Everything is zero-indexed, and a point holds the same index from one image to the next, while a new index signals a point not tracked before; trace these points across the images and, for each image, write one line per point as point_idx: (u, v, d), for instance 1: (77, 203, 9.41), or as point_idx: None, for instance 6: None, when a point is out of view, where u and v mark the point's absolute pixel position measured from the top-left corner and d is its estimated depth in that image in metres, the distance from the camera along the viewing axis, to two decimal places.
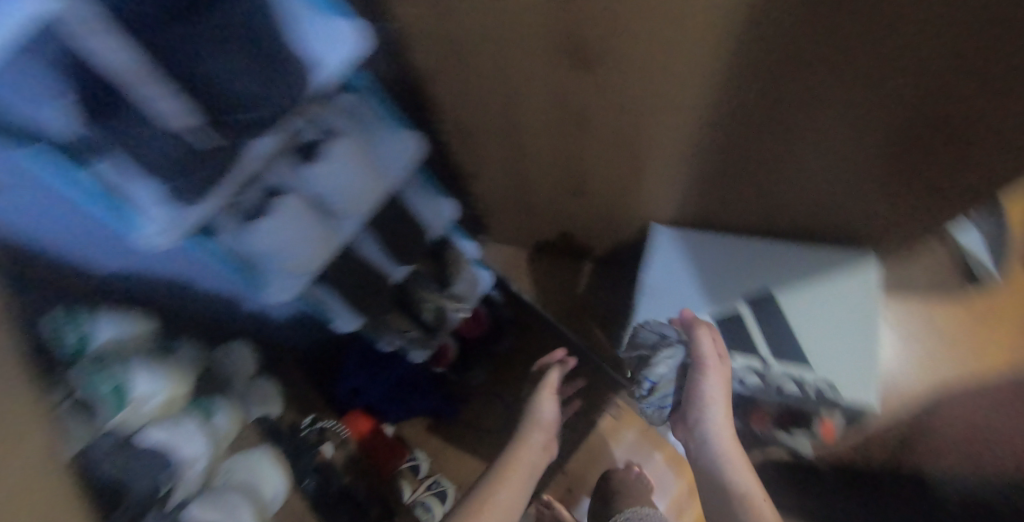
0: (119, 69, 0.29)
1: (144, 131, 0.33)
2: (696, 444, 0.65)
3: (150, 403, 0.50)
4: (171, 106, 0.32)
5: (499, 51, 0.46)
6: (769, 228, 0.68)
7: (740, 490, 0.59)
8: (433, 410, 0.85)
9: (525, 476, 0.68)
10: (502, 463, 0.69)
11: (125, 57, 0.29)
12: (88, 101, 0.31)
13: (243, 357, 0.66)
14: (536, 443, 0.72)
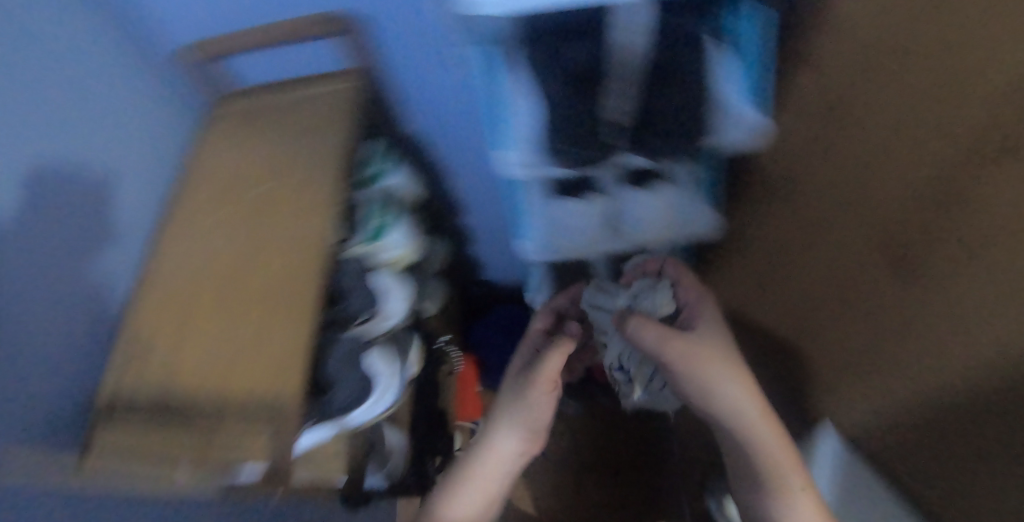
0: (626, 58, 0.41)
1: (587, 90, 0.43)
2: (734, 442, 0.63)
3: (390, 252, 0.61)
4: (625, 96, 0.43)
5: (855, 189, 0.49)
6: (898, 425, 0.62)
7: (769, 456, 0.61)
8: None
9: (490, 485, 0.69)
10: (461, 469, 0.68)
11: (637, 46, 0.41)
12: (567, 47, 0.42)
13: (440, 253, 0.76)
14: (513, 444, 0.69)
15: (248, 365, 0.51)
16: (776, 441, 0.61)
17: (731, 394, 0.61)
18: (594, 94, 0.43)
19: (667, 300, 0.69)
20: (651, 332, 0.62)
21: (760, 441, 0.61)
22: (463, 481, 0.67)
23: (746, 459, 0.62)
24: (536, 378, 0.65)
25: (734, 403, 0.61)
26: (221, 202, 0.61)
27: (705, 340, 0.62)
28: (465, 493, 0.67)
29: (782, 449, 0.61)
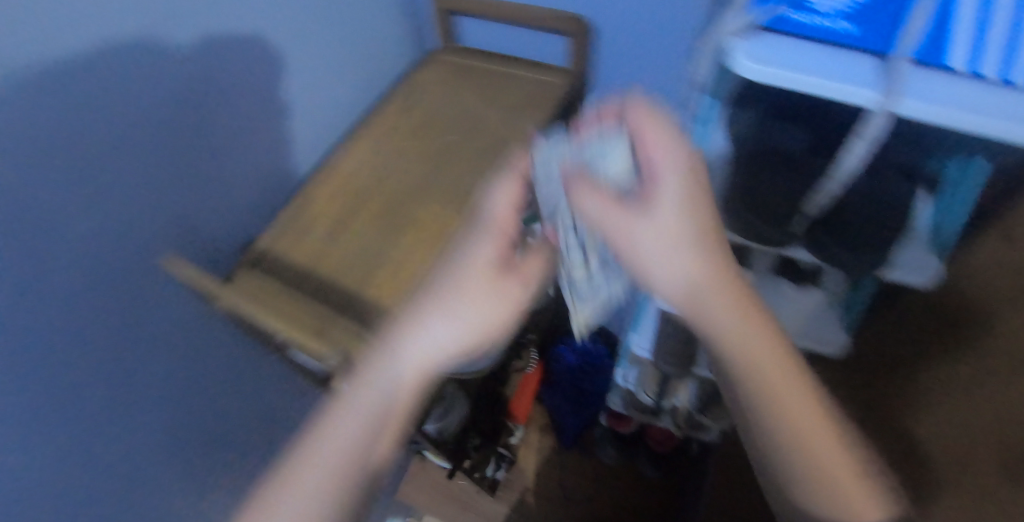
0: (854, 159, 0.41)
1: (793, 174, 0.45)
2: (640, 249, 0.35)
3: None
4: (832, 194, 0.44)
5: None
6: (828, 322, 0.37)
7: (821, 471, 0.35)
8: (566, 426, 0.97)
9: (360, 423, 0.37)
10: (335, 405, 0.38)
11: (866, 153, 0.40)
12: (790, 121, 0.45)
13: None
14: (379, 404, 0.38)
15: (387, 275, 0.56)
16: (819, 426, 0.35)
17: (679, 268, 0.34)
18: (799, 180, 0.45)
19: (624, 152, 0.34)
20: (602, 199, 0.34)
21: (737, 360, 0.35)
22: (328, 442, 0.37)
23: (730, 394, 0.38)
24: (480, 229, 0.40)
25: (680, 297, 0.35)
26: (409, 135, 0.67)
27: (671, 206, 0.33)
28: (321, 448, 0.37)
29: (784, 396, 0.35)
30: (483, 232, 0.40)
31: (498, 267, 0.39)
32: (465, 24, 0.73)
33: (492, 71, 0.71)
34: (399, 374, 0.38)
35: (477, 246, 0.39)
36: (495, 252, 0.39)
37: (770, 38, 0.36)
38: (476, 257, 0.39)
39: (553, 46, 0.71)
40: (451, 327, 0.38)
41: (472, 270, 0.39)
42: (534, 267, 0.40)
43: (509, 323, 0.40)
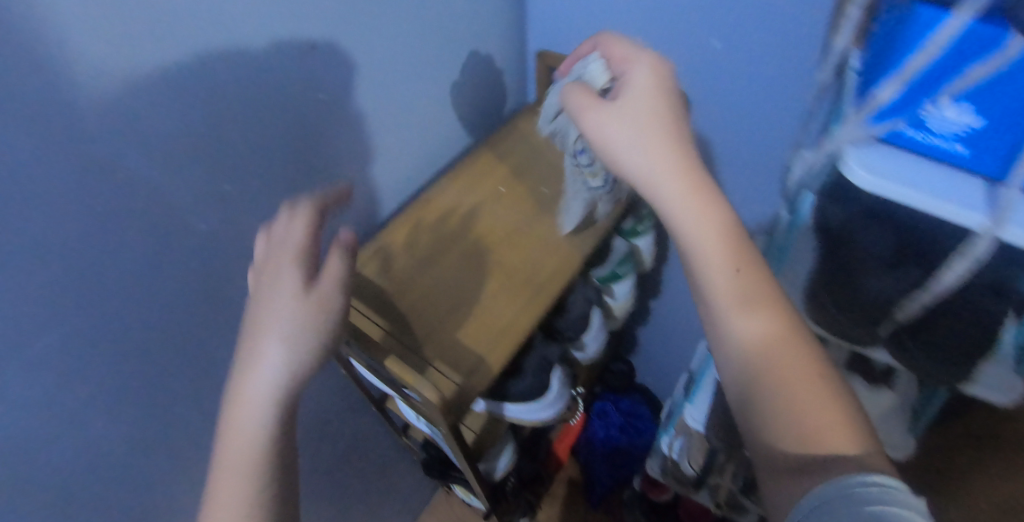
0: (949, 270, 0.44)
1: (886, 279, 0.46)
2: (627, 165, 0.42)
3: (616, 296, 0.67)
4: (922, 300, 0.45)
5: None
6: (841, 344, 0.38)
7: (799, 429, 0.34)
8: (595, 480, 0.97)
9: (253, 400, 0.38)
10: (229, 404, 0.38)
11: (961, 264, 0.43)
12: (888, 226, 0.46)
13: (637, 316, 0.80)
14: (260, 399, 0.38)
15: (475, 317, 0.56)
16: (787, 372, 0.35)
17: (665, 195, 0.41)
18: (891, 284, 0.46)
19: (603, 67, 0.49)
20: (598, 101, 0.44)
21: (705, 290, 0.39)
22: (230, 446, 0.37)
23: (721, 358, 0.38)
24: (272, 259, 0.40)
25: (641, 177, 0.42)
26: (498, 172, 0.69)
27: (637, 107, 0.42)
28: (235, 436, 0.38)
29: (725, 322, 0.38)
30: (291, 230, 0.41)
31: (326, 296, 0.40)
32: None
33: None
34: (272, 368, 0.38)
35: (281, 273, 0.40)
36: (297, 240, 0.40)
37: (878, 148, 0.42)
38: (280, 238, 0.41)
39: None
40: (288, 345, 0.38)
41: (281, 302, 0.39)
42: (334, 267, 0.41)
43: (334, 321, 0.40)
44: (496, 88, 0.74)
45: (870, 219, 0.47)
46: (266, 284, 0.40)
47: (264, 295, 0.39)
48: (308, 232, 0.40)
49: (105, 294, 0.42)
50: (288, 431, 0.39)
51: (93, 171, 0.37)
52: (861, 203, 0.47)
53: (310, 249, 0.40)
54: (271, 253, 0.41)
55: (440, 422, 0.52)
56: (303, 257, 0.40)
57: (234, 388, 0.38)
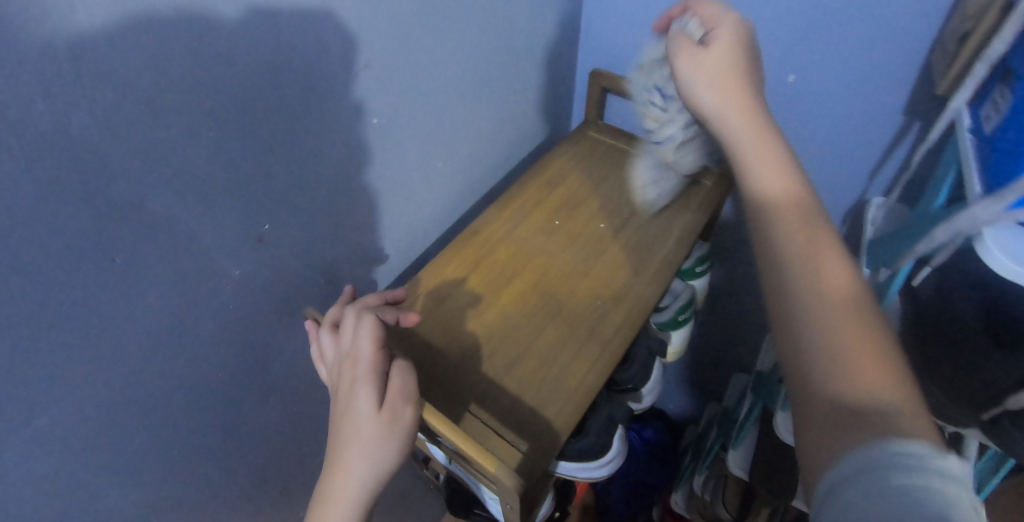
0: None
1: (999, 369, 0.41)
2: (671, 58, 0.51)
3: (675, 340, 0.63)
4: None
5: None
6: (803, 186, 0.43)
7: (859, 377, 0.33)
8: (610, 508, 0.94)
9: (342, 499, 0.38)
10: (316, 505, 0.39)
11: None
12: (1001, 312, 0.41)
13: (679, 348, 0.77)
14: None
15: (541, 373, 0.51)
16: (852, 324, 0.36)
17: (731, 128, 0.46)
18: (1010, 376, 0.40)
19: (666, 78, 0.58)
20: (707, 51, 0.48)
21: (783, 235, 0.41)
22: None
23: (747, 191, 0.45)
24: (353, 360, 0.41)
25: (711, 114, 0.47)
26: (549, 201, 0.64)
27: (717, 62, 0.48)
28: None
29: (807, 258, 0.39)
30: (361, 340, 0.42)
31: (398, 413, 0.40)
32: (617, 103, 0.72)
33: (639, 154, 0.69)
34: (356, 485, 0.39)
35: (355, 394, 0.40)
36: (369, 356, 0.41)
37: (1012, 231, 0.39)
38: (357, 350, 0.42)
39: None
40: (370, 457, 0.39)
41: (359, 428, 0.39)
42: (400, 379, 0.41)
43: (409, 431, 0.40)
44: (543, 108, 0.70)
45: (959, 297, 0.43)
46: (344, 405, 0.40)
47: (344, 416, 0.40)
48: (374, 346, 0.41)
49: (125, 351, 0.38)
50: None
51: (121, 218, 0.33)
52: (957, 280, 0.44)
53: (380, 362, 0.41)
54: (346, 363, 0.42)
55: (508, 504, 0.45)
56: (376, 363, 0.41)
57: (315, 510, 0.39)
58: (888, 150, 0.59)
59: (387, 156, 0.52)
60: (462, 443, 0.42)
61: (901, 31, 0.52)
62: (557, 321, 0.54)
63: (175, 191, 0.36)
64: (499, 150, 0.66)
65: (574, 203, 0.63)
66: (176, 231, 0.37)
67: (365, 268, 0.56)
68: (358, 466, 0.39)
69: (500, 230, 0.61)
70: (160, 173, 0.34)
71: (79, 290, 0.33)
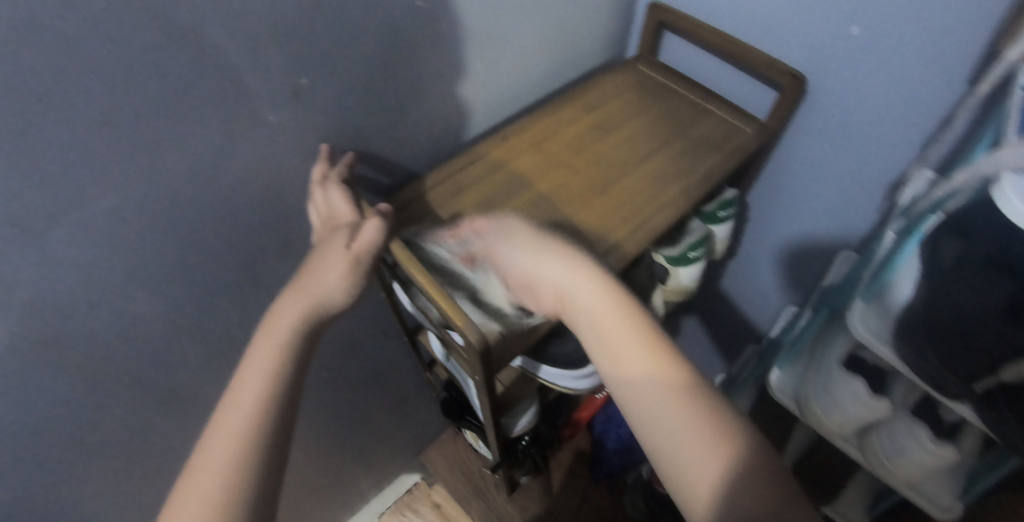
0: None
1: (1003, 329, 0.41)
2: (399, 120, 0.58)
3: (682, 278, 0.63)
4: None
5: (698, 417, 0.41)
6: (646, 207, 0.57)
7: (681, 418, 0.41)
8: (599, 456, 0.98)
9: (283, 318, 0.46)
10: (268, 317, 0.46)
11: None
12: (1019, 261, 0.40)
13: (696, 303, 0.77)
14: (284, 337, 0.45)
15: None
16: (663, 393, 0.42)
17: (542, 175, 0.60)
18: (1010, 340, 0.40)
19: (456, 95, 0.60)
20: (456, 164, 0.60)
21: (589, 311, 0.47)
22: (252, 369, 0.44)
23: (561, 147, 0.62)
24: (333, 217, 0.49)
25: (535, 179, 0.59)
26: (577, 121, 0.64)
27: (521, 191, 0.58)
28: (263, 349, 0.45)
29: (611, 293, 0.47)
30: (339, 202, 0.49)
31: (363, 252, 0.46)
32: (671, 41, 0.71)
33: (681, 92, 0.68)
34: (299, 306, 0.46)
35: (333, 237, 0.47)
36: (347, 215, 0.48)
37: None
38: (336, 210, 0.49)
39: (761, 101, 0.67)
40: (323, 279, 0.46)
41: (328, 256, 0.46)
42: (369, 231, 0.46)
43: (363, 274, 0.47)
44: (598, 36, 0.70)
45: (976, 269, 0.42)
46: (320, 246, 0.48)
47: (316, 254, 0.47)
48: (350, 206, 0.48)
49: (165, 164, 0.46)
50: (301, 371, 0.46)
51: (174, 41, 0.41)
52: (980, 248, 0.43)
53: (357, 218, 0.48)
54: (329, 222, 0.49)
55: (477, 370, 0.47)
56: (355, 217, 0.49)
57: (265, 326, 0.46)
58: (944, 125, 0.56)
59: (425, 41, 0.54)
60: (435, 296, 0.45)
61: None
62: (562, 226, 0.56)
63: (217, 20, 0.42)
64: (541, 70, 0.67)
65: (603, 128, 0.64)
66: (223, 64, 0.44)
67: (393, 153, 0.60)
68: (310, 291, 0.46)
69: (523, 142, 0.62)
70: (213, 5, 0.41)
71: (130, 90, 0.41)
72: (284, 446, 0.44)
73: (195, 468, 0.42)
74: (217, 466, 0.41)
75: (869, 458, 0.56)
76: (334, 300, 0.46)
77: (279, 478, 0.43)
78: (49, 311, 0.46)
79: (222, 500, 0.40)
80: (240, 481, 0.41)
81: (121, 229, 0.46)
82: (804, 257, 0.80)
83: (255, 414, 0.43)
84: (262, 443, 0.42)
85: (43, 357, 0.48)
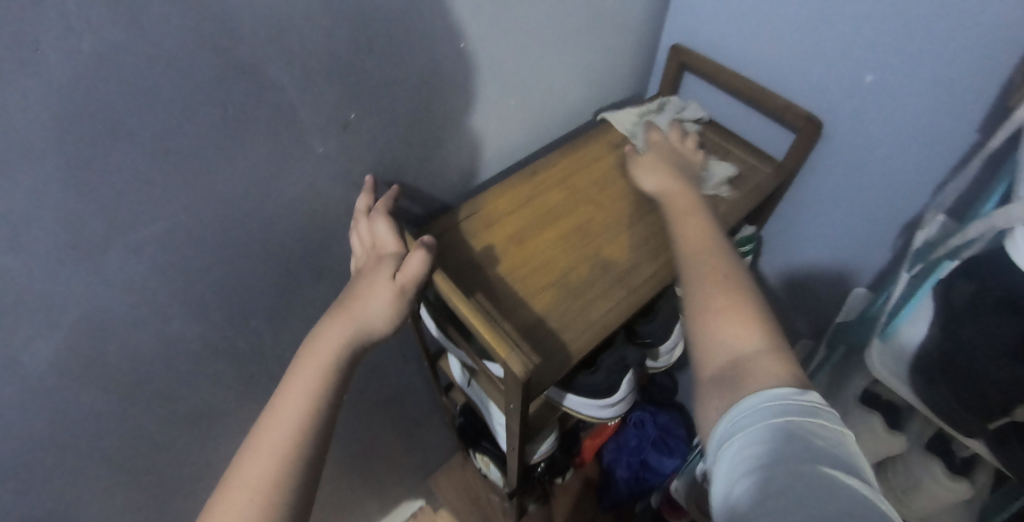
0: None
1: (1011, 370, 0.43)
2: (436, 154, 0.60)
3: None
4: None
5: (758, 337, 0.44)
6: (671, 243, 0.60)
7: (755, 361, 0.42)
8: (609, 485, 0.98)
9: (326, 343, 0.47)
10: (311, 339, 0.47)
11: None
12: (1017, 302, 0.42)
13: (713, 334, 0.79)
14: (327, 362, 0.46)
15: (566, 303, 0.55)
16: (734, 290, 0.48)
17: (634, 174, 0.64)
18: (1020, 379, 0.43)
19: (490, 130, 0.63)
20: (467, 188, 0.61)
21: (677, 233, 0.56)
22: (293, 391, 0.45)
23: (590, 182, 0.64)
24: (376, 248, 0.51)
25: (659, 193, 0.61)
26: (604, 157, 0.67)
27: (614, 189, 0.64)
28: (304, 372, 0.46)
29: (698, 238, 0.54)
30: (382, 232, 0.51)
31: (408, 282, 0.48)
32: (692, 83, 0.74)
33: (702, 132, 0.71)
34: (342, 331, 0.47)
35: (378, 265, 0.49)
36: (392, 246, 0.50)
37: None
38: (380, 241, 0.51)
39: (778, 142, 0.70)
40: (367, 305, 0.48)
41: (374, 284, 0.48)
42: (415, 263, 0.48)
43: (405, 303, 0.49)
44: (622, 76, 0.74)
45: (990, 314, 0.44)
46: (365, 273, 0.49)
47: (362, 282, 0.49)
48: (394, 235, 0.50)
49: (215, 190, 0.47)
50: (339, 395, 0.47)
51: (236, 75, 0.43)
52: (989, 295, 0.44)
53: (401, 248, 0.50)
54: (372, 251, 0.51)
55: (513, 399, 0.49)
56: (399, 247, 0.51)
57: (306, 348, 0.47)
58: (954, 171, 0.59)
59: (464, 78, 0.57)
60: (480, 330, 0.47)
61: (968, 47, 0.52)
62: (590, 262, 0.57)
63: (280, 58, 0.44)
64: (568, 107, 0.70)
65: (629, 165, 0.66)
66: (278, 96, 0.46)
67: (430, 184, 0.62)
68: (354, 316, 0.47)
69: (554, 176, 0.64)
70: (276, 44, 0.43)
71: (193, 122, 0.43)
72: (317, 467, 0.45)
73: (232, 487, 0.42)
74: (257, 485, 0.42)
75: (888, 490, 0.58)
76: (376, 327, 0.48)
77: (312, 497, 0.45)
78: (97, 329, 0.47)
79: (260, 517, 0.41)
80: (275, 503, 0.42)
81: (172, 253, 0.48)
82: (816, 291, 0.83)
83: (296, 435, 0.44)
84: (299, 463, 0.43)
85: (86, 376, 0.49)
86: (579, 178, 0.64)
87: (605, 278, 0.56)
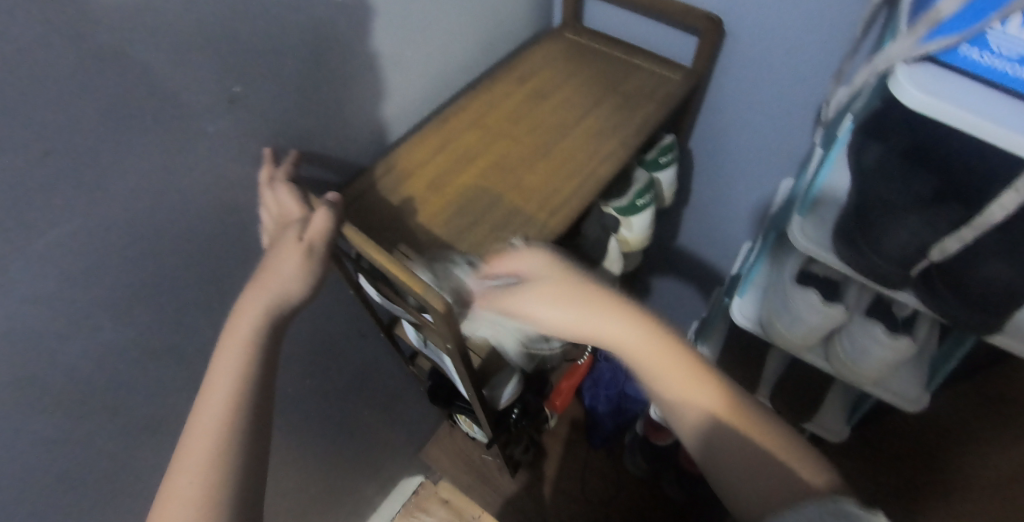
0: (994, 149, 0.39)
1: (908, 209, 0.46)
2: (339, 117, 0.59)
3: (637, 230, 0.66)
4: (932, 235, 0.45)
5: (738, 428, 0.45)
6: (589, 164, 0.59)
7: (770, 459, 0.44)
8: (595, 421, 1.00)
9: (244, 317, 0.46)
10: (233, 314, 0.47)
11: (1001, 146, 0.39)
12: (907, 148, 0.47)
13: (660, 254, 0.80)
14: (248, 334, 0.46)
15: (495, 238, 0.55)
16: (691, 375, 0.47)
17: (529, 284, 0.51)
18: (915, 217, 0.45)
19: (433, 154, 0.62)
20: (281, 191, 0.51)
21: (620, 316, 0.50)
22: (220, 367, 0.45)
23: (502, 120, 0.63)
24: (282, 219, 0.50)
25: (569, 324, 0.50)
26: (513, 92, 0.66)
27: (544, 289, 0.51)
28: (228, 349, 0.45)
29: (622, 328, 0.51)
30: (287, 201, 0.50)
31: (316, 240, 0.48)
32: (592, 5, 0.73)
33: (609, 51, 0.70)
34: (259, 300, 0.47)
35: (284, 232, 0.49)
36: (295, 212, 0.49)
37: (929, 69, 0.41)
38: (286, 208, 0.50)
39: (684, 48, 0.70)
40: (277, 273, 0.47)
41: (282, 250, 0.48)
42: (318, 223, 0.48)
43: (317, 264, 0.48)
44: (519, 10, 0.73)
45: (895, 166, 0.47)
46: (273, 243, 0.49)
47: (270, 250, 0.48)
48: (298, 200, 0.50)
49: (115, 186, 0.45)
50: (270, 364, 0.46)
51: (104, 62, 0.41)
52: (898, 144, 0.48)
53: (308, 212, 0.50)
54: (280, 220, 0.50)
55: (448, 337, 0.48)
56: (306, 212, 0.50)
57: (229, 322, 0.47)
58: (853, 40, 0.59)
59: (353, 33, 0.55)
60: (393, 271, 0.46)
61: None
62: (511, 196, 0.57)
63: (147, 40, 0.42)
64: (469, 49, 0.69)
65: (539, 95, 0.66)
66: (157, 79, 0.44)
67: (339, 149, 0.61)
68: (268, 286, 0.47)
69: (464, 120, 0.63)
70: (139, 24, 0.41)
71: (67, 120, 0.40)
72: (260, 438, 0.44)
73: (174, 471, 0.42)
74: (194, 468, 0.41)
75: (836, 362, 0.60)
76: (291, 295, 0.48)
77: (260, 468, 0.45)
78: (20, 354, 0.46)
79: (203, 496, 0.41)
80: (219, 478, 0.42)
81: (82, 261, 0.46)
82: (751, 192, 0.84)
83: (229, 412, 0.43)
84: (238, 437, 0.43)
85: (21, 403, 0.47)
86: (490, 117, 0.63)
87: (530, 209, 0.57)
